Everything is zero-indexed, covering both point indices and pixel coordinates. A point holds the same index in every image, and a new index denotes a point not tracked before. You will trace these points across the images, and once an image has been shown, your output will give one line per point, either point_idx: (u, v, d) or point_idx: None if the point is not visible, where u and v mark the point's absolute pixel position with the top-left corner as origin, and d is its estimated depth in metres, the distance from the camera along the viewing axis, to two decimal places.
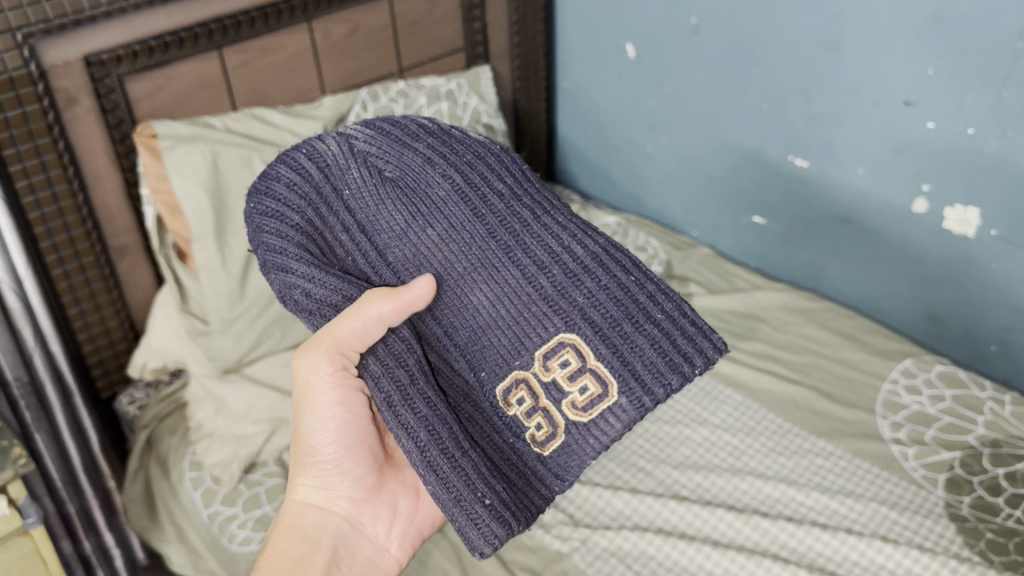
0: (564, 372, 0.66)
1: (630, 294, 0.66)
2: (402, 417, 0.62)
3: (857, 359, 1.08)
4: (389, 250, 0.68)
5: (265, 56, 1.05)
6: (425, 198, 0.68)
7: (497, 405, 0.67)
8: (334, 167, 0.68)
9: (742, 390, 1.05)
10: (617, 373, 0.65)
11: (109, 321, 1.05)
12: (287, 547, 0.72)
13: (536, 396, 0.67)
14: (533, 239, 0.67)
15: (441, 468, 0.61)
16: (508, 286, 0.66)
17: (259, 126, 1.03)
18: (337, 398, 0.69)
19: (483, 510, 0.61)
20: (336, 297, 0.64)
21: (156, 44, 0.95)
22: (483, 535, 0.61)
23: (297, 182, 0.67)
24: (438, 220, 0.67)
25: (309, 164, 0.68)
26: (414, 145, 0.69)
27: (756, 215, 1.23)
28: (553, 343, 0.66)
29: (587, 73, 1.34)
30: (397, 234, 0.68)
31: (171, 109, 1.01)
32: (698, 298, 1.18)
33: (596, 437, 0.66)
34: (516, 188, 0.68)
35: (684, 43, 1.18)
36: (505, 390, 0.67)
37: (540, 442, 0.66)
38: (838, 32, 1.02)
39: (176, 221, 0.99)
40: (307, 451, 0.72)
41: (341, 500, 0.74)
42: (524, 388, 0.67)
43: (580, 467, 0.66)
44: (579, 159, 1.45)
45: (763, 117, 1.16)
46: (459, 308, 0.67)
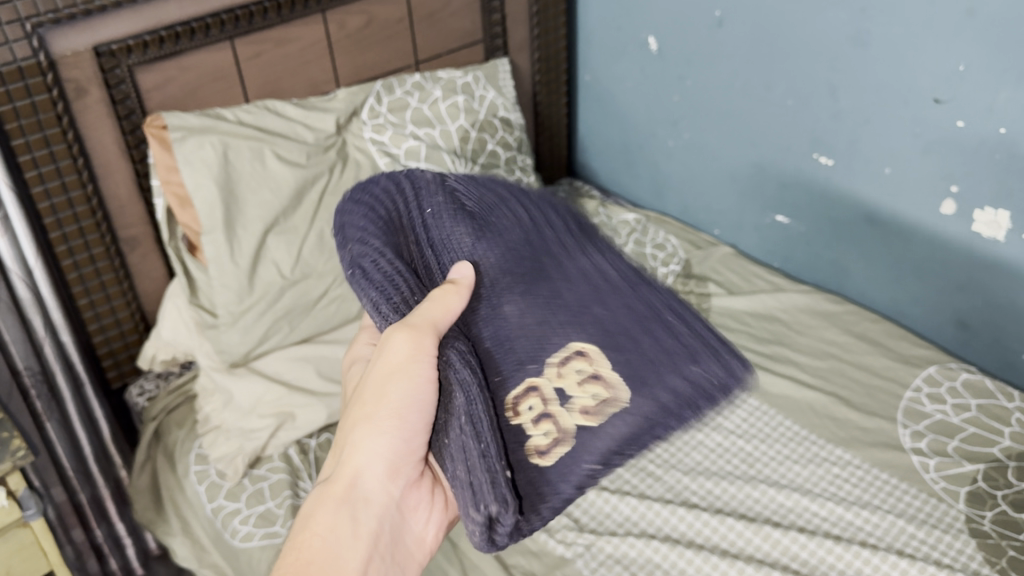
0: (577, 377, 0.60)
1: (650, 306, 0.62)
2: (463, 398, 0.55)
3: (879, 365, 1.05)
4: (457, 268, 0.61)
5: (278, 48, 1.05)
6: (491, 228, 0.62)
7: (503, 412, 0.58)
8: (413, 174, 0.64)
9: (759, 395, 1.02)
10: (630, 373, 0.60)
11: (119, 312, 1.04)
12: (326, 529, 0.56)
13: (545, 403, 0.59)
14: (578, 268, 0.63)
15: (473, 446, 0.53)
16: (553, 305, 0.61)
17: (272, 118, 1.03)
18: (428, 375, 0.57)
19: (488, 478, 0.52)
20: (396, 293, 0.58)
21: (167, 35, 0.95)
22: (477, 500, 0.52)
23: (390, 192, 0.63)
24: (500, 244, 0.62)
25: (403, 180, 0.63)
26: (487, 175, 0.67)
27: (779, 214, 1.20)
28: (567, 352, 0.60)
29: (608, 67, 1.31)
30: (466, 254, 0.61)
31: (182, 101, 1.00)
32: (717, 299, 1.15)
33: (602, 441, 0.58)
34: (567, 235, 0.64)
35: (708, 36, 1.15)
36: (516, 395, 0.58)
37: (541, 450, 0.58)
38: (865, 25, 0.99)
39: (186, 213, 0.98)
40: (389, 412, 0.57)
41: (394, 481, 0.59)
42: (534, 395, 0.59)
43: (584, 479, 0.57)
44: (601, 154, 1.42)
45: (788, 113, 1.12)
46: (501, 323, 0.60)
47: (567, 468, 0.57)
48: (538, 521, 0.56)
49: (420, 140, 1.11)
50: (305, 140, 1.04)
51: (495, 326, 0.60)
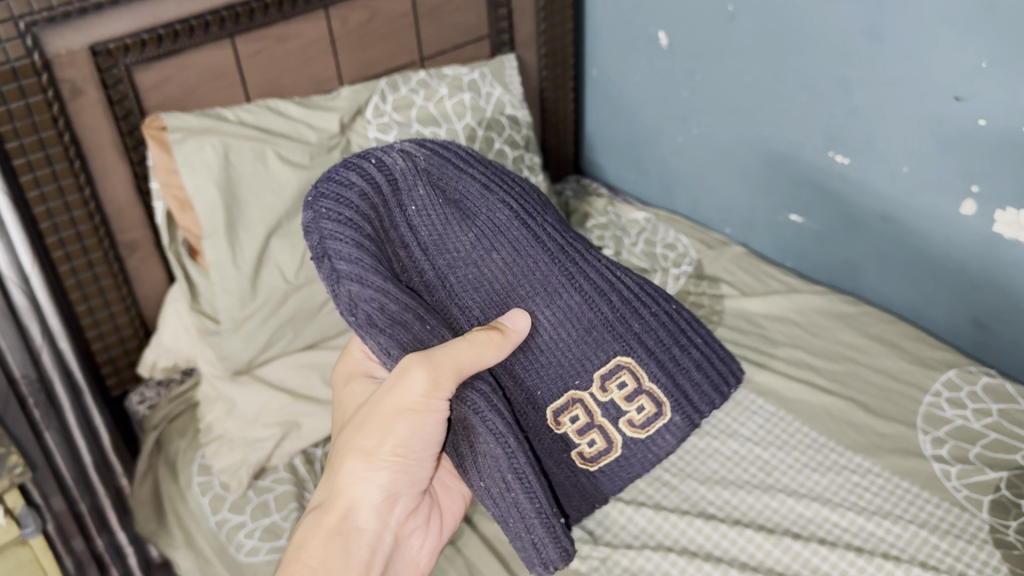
0: (620, 392, 0.63)
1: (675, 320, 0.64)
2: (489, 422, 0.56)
3: (897, 369, 1.02)
4: (454, 274, 0.61)
5: (279, 45, 1.01)
6: (488, 225, 0.61)
7: (547, 426, 0.62)
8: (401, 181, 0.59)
9: (775, 400, 1.00)
10: (669, 393, 0.64)
11: (118, 318, 1.02)
12: (332, 550, 0.61)
13: (590, 414, 0.63)
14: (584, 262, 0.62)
15: (520, 476, 0.56)
16: (571, 310, 0.61)
17: (273, 118, 1.00)
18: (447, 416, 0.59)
19: (551, 526, 0.58)
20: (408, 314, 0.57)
21: (165, 33, 0.91)
22: (556, 550, 0.59)
23: (370, 192, 0.57)
24: (504, 245, 0.61)
25: (379, 174, 0.58)
26: (471, 169, 0.61)
27: (793, 213, 1.17)
28: (611, 365, 0.62)
29: (615, 62, 1.28)
30: (465, 259, 0.61)
31: (181, 100, 0.97)
32: (730, 300, 1.13)
33: (651, 453, 0.64)
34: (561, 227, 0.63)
35: (719, 30, 1.12)
36: (559, 409, 0.62)
37: (589, 458, 0.64)
38: (882, 20, 0.96)
39: (187, 217, 0.95)
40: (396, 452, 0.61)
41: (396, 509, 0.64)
42: (580, 407, 0.62)
43: (633, 478, 0.65)
44: (609, 151, 1.39)
45: (802, 109, 1.09)
46: None
47: (615, 470, 0.64)
48: (584, 508, 0.66)
49: (426, 139, 1.09)
50: (307, 139, 1.01)
51: None
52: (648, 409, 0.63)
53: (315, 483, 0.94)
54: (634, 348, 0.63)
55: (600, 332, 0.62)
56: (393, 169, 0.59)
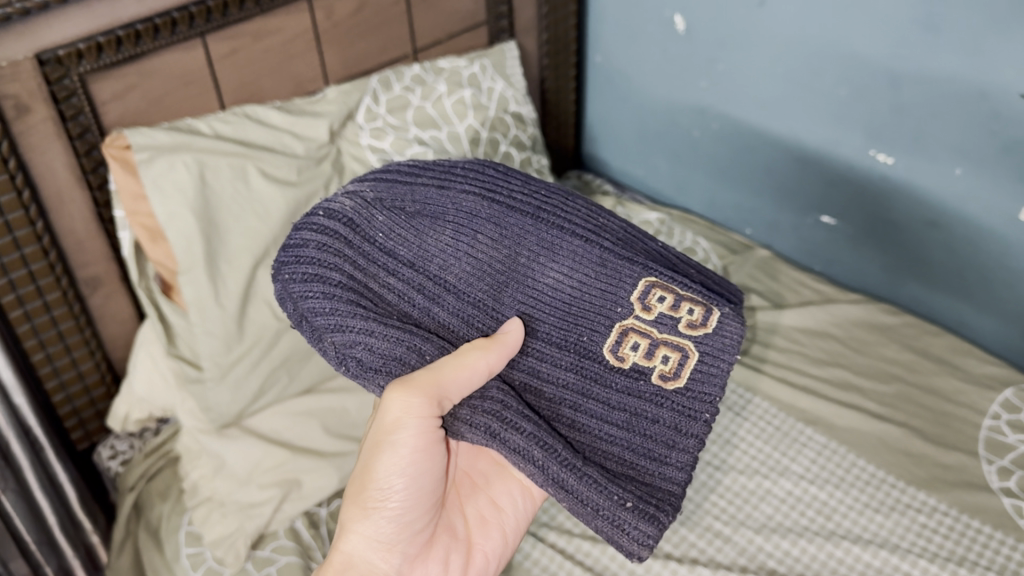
0: (637, 355, 0.63)
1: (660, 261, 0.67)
2: (509, 441, 0.58)
3: (951, 388, 0.94)
4: (446, 273, 0.63)
5: (257, 42, 0.88)
6: (459, 215, 0.63)
7: (614, 364, 0.63)
8: (358, 218, 0.62)
9: (825, 430, 0.91)
10: (698, 294, 0.63)
11: (82, 365, 0.89)
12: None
13: (648, 338, 0.63)
14: (559, 210, 0.64)
15: (576, 486, 0.58)
16: (579, 256, 0.63)
17: (253, 127, 0.87)
18: (420, 444, 0.62)
19: (625, 513, 0.58)
20: (403, 349, 0.58)
21: (124, 35, 0.77)
22: (635, 539, 0.59)
23: (327, 242, 0.61)
24: (483, 223, 0.63)
25: (332, 222, 0.62)
26: (419, 179, 0.64)
27: (825, 215, 1.08)
28: (641, 287, 0.63)
29: (622, 48, 1.17)
30: (450, 257, 0.63)
31: (148, 112, 0.83)
32: (763, 312, 1.04)
33: (694, 401, 0.63)
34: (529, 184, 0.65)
35: (746, 16, 1.01)
36: (614, 344, 0.63)
37: (672, 375, 0.63)
38: (940, 8, 0.85)
39: (158, 249, 0.82)
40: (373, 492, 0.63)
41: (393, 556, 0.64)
42: (634, 334, 0.63)
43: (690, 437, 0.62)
44: (614, 144, 1.28)
45: (840, 103, 0.99)
46: (531, 295, 0.63)
47: (694, 388, 0.63)
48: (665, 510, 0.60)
49: (427, 145, 0.97)
50: (294, 153, 0.88)
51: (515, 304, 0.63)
52: (698, 308, 0.62)
53: (323, 551, 0.82)
54: (652, 265, 0.63)
55: (614, 262, 0.63)
56: (342, 210, 0.62)
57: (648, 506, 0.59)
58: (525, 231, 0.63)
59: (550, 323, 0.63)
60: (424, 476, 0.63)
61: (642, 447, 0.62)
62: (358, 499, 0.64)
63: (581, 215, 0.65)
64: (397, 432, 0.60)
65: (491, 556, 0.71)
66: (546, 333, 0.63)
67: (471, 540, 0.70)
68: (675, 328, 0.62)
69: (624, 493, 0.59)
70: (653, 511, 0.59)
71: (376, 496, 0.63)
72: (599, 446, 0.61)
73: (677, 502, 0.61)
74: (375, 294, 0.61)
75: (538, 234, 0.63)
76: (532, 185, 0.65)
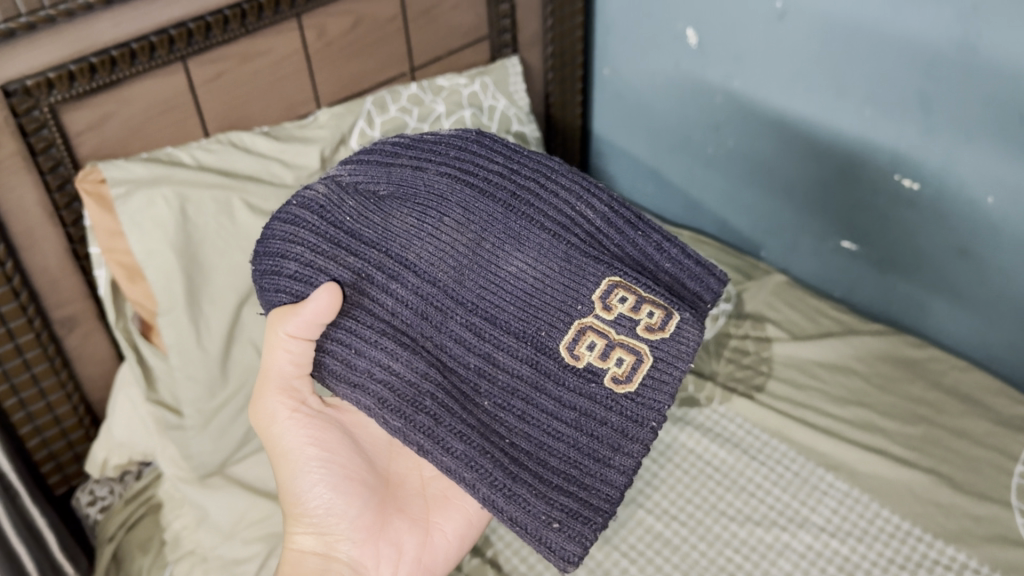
0: (592, 355, 0.64)
1: (641, 251, 0.68)
2: (443, 448, 0.60)
3: (980, 430, 0.89)
4: (412, 260, 0.64)
5: (244, 65, 0.82)
6: (433, 201, 0.65)
7: (566, 363, 0.64)
8: (330, 205, 0.64)
9: (846, 475, 0.86)
10: (662, 295, 0.64)
11: (58, 408, 0.84)
12: None
13: (604, 337, 0.64)
14: (534, 196, 0.66)
15: (511, 496, 0.61)
16: (542, 250, 0.65)
17: (239, 157, 0.81)
18: (309, 438, 0.68)
19: (549, 531, 0.61)
20: (353, 338, 0.62)
21: (99, 62, 0.72)
22: (565, 545, 0.61)
23: (296, 229, 0.63)
24: (453, 211, 0.65)
25: (305, 209, 0.64)
26: (399, 161, 0.67)
27: (845, 240, 1.03)
28: (602, 285, 0.64)
29: (632, 61, 1.11)
30: (418, 243, 0.64)
31: (126, 142, 0.78)
32: (781, 344, 0.99)
33: (642, 408, 0.64)
34: (510, 166, 0.67)
35: (765, 31, 0.95)
36: (571, 342, 0.64)
37: (625, 379, 0.64)
38: (977, 27, 0.79)
39: (137, 289, 0.77)
40: (295, 499, 0.69)
41: (341, 543, 0.69)
42: (592, 333, 0.64)
43: (638, 445, 0.64)
44: (621, 160, 1.23)
45: (864, 125, 0.93)
46: (493, 287, 0.64)
47: (650, 388, 0.64)
48: (588, 527, 0.61)
49: None
50: (284, 181, 0.83)
51: (478, 292, 0.64)
52: (659, 312, 0.64)
53: None
54: (618, 265, 0.65)
55: (579, 258, 0.65)
56: (315, 201, 0.64)
57: (578, 522, 0.61)
58: (494, 220, 0.65)
59: (508, 313, 0.64)
60: (332, 464, 0.68)
61: (586, 447, 0.63)
62: (285, 502, 0.70)
63: (556, 202, 0.67)
64: (273, 426, 0.68)
65: (453, 536, 0.73)
66: (504, 322, 0.64)
67: (429, 520, 0.72)
68: (633, 333, 0.64)
69: (552, 513, 0.61)
70: (580, 530, 0.61)
71: (290, 494, 0.69)
72: (545, 443, 0.63)
73: (613, 507, 0.63)
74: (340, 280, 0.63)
75: (504, 223, 0.65)
76: (513, 169, 0.67)
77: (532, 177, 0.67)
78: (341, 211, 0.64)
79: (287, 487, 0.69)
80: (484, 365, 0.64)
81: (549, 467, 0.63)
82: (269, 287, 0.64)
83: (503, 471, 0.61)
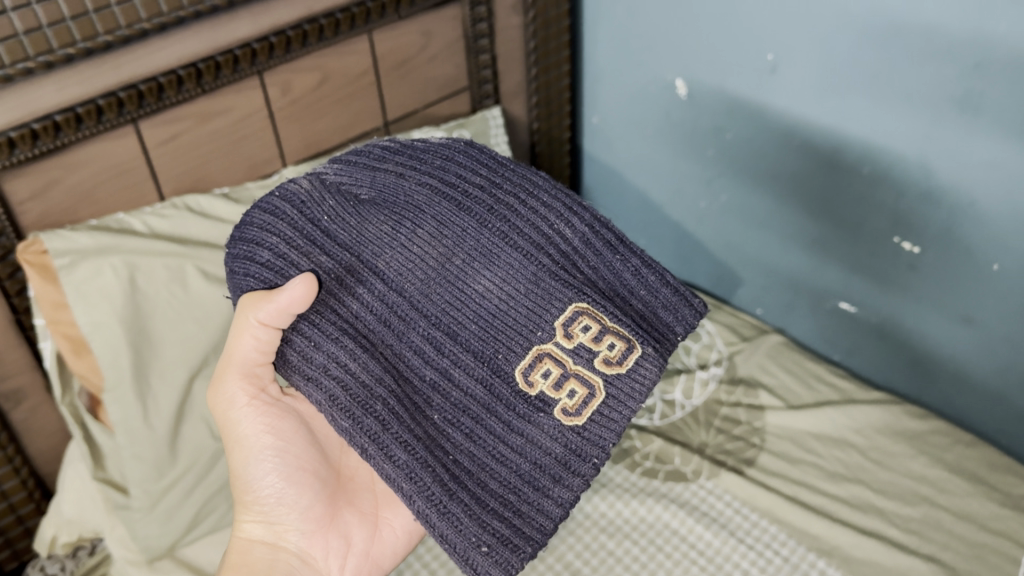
0: (547, 383, 0.60)
1: (615, 279, 0.64)
2: (382, 458, 0.56)
3: (985, 513, 0.82)
4: (380, 265, 0.60)
5: (202, 125, 0.79)
6: (409, 207, 0.62)
7: (520, 388, 0.60)
8: (308, 199, 0.61)
9: (840, 561, 0.80)
10: (630, 327, 0.61)
11: (5, 483, 0.80)
12: None
13: (561, 365, 0.60)
14: (515, 214, 0.62)
15: (445, 518, 0.56)
16: (511, 268, 0.61)
17: (195, 223, 0.77)
18: (266, 427, 0.66)
19: (479, 555, 0.57)
20: (306, 335, 0.58)
21: (40, 128, 0.68)
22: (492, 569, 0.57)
23: (270, 221, 0.60)
24: (428, 221, 0.61)
25: (282, 202, 0.61)
26: (384, 165, 0.63)
27: (844, 301, 0.97)
28: (568, 312, 0.61)
29: (622, 109, 1.07)
30: (387, 249, 0.61)
31: (74, 208, 0.74)
32: (774, 414, 0.93)
33: (590, 442, 0.60)
34: (494, 178, 0.63)
35: (758, 83, 0.90)
36: (528, 367, 0.60)
37: (574, 412, 0.60)
38: (980, 87, 0.74)
39: (83, 363, 0.74)
40: (245, 488, 0.66)
41: (289, 534, 0.67)
42: (549, 360, 0.60)
43: (578, 477, 0.59)
44: (613, 209, 1.19)
45: (862, 184, 0.87)
46: (460, 301, 0.61)
47: (601, 420, 0.60)
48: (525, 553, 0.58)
49: None
50: None
51: (443, 304, 0.61)
52: (620, 345, 0.61)
53: None
54: (587, 290, 0.61)
55: (549, 282, 0.61)
56: (293, 193, 0.61)
57: (509, 549, 0.57)
58: (470, 236, 0.61)
59: (471, 331, 0.61)
60: (286, 454, 0.66)
61: (528, 475, 0.59)
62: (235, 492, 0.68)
63: (535, 219, 0.62)
64: (230, 412, 0.65)
65: (402, 531, 0.71)
66: (465, 339, 0.60)
67: (378, 515, 0.71)
68: (591, 362, 0.60)
69: (484, 537, 0.57)
70: (510, 556, 0.57)
71: (241, 483, 0.67)
72: (487, 465, 0.59)
73: (543, 537, 0.59)
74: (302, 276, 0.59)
75: (476, 237, 0.61)
76: (496, 183, 0.63)
77: (514, 192, 0.63)
78: (319, 207, 0.61)
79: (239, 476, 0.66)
80: (440, 380, 0.60)
81: (488, 491, 0.58)
82: (237, 271, 0.60)
83: (442, 488, 0.56)
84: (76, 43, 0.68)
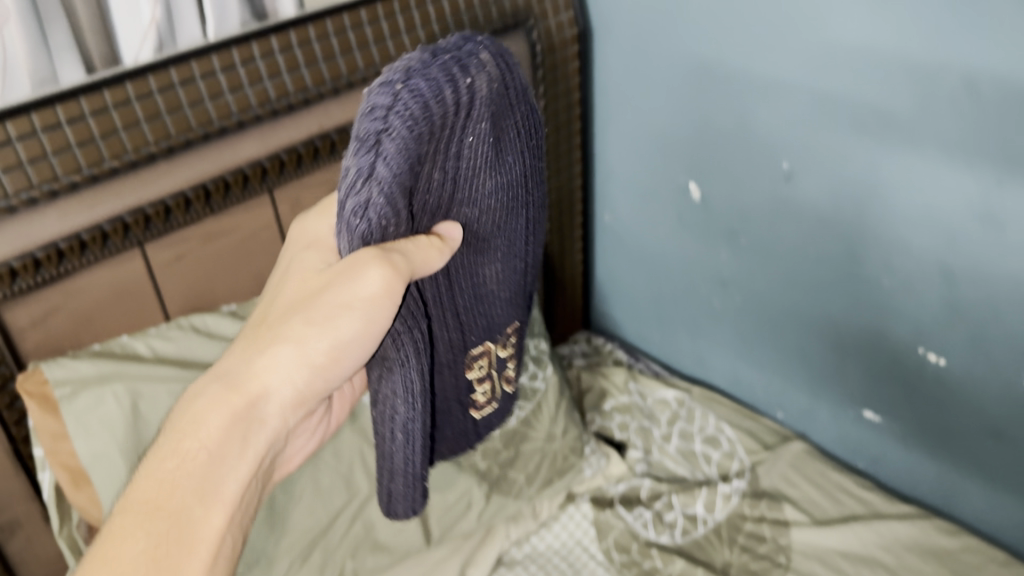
0: (477, 376, 0.61)
1: None
2: (397, 414, 0.50)
3: None
4: (462, 211, 0.50)
5: (208, 245, 0.77)
6: (529, 188, 0.52)
7: (462, 368, 0.59)
8: (499, 101, 0.45)
9: None
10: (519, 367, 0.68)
11: None
12: (192, 450, 0.46)
13: (490, 371, 0.62)
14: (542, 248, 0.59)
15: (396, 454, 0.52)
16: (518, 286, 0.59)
17: (202, 347, 0.75)
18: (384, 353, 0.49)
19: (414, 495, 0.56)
20: (378, 235, 0.44)
21: (44, 256, 0.66)
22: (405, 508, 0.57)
23: (435, 99, 0.41)
24: (529, 215, 0.54)
25: (484, 80, 0.43)
26: (529, 113, 0.48)
27: (867, 409, 0.94)
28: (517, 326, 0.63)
29: (632, 209, 1.07)
30: (484, 209, 0.50)
31: (77, 334, 0.73)
32: (798, 530, 0.89)
33: (469, 434, 0.65)
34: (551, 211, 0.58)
35: (772, 191, 0.89)
36: (478, 361, 0.60)
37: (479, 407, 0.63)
38: (1000, 202, 0.71)
39: (80, 494, 0.71)
40: (336, 349, 0.47)
41: (301, 408, 0.50)
42: (490, 356, 0.61)
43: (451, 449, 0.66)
44: (626, 306, 1.18)
45: (883, 293, 0.85)
46: (486, 281, 0.55)
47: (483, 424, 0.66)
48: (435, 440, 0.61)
49: None
50: None
51: (478, 277, 0.55)
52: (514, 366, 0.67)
53: None
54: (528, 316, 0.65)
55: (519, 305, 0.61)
56: (490, 81, 0.43)
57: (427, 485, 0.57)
58: (530, 249, 0.57)
59: (472, 312, 0.56)
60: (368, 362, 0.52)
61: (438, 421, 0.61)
62: (253, 340, 0.48)
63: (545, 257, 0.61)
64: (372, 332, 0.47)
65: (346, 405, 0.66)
66: (466, 308, 0.56)
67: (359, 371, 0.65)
68: (499, 366, 0.64)
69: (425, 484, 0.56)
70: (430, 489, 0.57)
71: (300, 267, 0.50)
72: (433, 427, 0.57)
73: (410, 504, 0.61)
74: (417, 180, 0.44)
75: (532, 244, 0.57)
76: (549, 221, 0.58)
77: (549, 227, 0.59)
78: (469, 128, 0.44)
79: (303, 261, 0.50)
80: (444, 337, 0.55)
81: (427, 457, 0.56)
82: (400, 118, 0.40)
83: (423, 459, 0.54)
84: (83, 169, 0.67)
